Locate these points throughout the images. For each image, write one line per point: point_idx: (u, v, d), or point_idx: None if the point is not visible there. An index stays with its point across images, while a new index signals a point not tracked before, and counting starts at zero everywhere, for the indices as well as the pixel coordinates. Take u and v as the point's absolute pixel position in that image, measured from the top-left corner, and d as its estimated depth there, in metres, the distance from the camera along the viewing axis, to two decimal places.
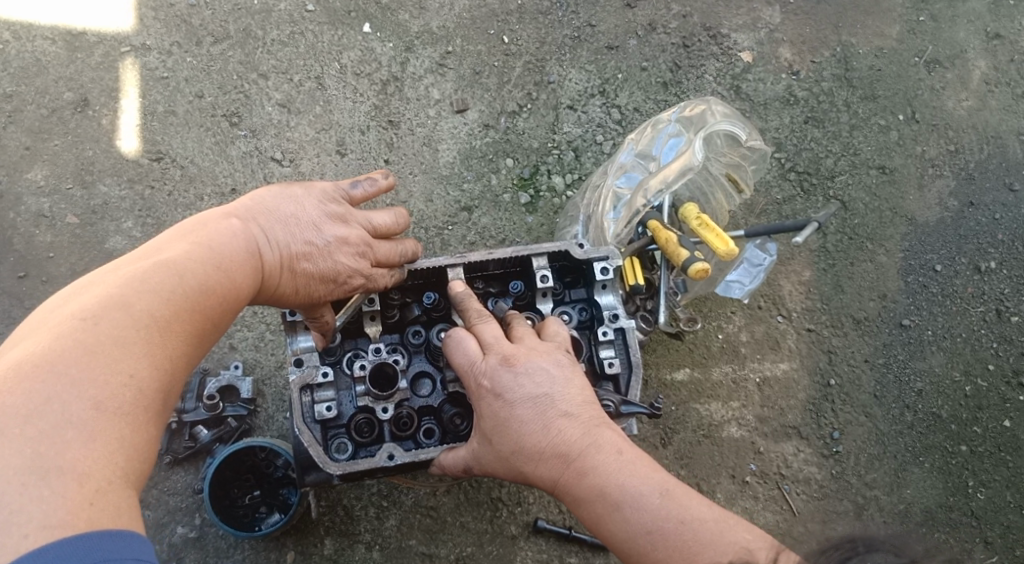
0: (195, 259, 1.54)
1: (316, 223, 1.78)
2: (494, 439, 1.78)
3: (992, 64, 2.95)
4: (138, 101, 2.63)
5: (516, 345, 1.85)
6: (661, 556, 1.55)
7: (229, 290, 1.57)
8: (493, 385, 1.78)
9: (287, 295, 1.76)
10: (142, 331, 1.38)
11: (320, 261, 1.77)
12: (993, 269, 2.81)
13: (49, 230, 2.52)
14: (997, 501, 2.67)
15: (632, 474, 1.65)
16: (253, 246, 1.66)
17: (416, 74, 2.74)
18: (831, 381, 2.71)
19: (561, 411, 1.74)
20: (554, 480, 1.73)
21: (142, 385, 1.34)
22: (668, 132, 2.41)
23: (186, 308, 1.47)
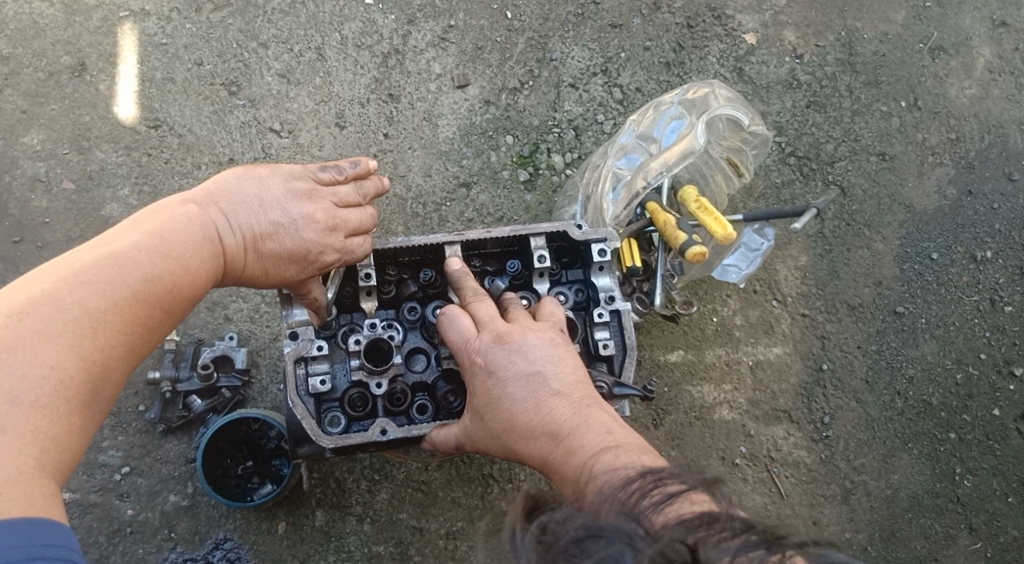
0: (144, 248, 1.51)
1: (278, 201, 1.73)
2: (486, 416, 1.79)
3: (996, 52, 2.94)
4: (136, 67, 2.60)
5: (509, 325, 1.85)
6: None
7: (180, 278, 1.54)
8: (486, 362, 1.80)
9: (256, 276, 1.73)
10: (75, 324, 1.37)
11: (287, 239, 1.73)
12: (989, 258, 2.82)
13: (45, 195, 2.51)
14: (983, 488, 2.71)
15: (617, 452, 1.60)
16: (210, 232, 1.62)
17: (418, 47, 2.72)
18: (823, 366, 2.72)
19: (552, 389, 1.74)
20: (544, 460, 1.70)
21: (64, 377, 1.33)
22: (670, 114, 2.39)
23: (126, 299, 1.44)
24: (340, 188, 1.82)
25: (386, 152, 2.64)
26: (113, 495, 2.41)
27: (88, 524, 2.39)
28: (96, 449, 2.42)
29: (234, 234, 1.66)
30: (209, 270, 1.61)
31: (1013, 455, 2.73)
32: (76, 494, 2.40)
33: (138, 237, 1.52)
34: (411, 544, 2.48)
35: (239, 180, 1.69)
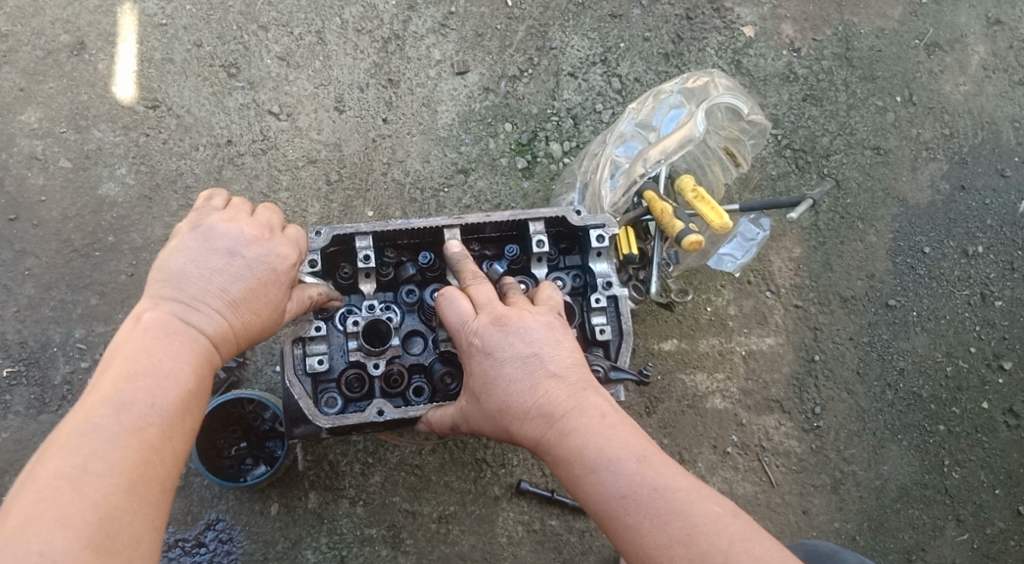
0: (123, 381, 1.44)
1: (218, 257, 1.65)
2: (482, 396, 1.80)
3: (991, 50, 2.97)
4: (135, 47, 2.60)
5: (506, 309, 1.85)
6: (634, 521, 1.53)
7: (169, 390, 1.47)
8: (483, 343, 1.81)
9: (246, 332, 1.65)
10: (81, 481, 1.30)
11: (247, 281, 1.65)
12: (981, 253, 2.85)
13: (42, 173, 2.51)
14: (971, 480, 2.74)
15: (611, 440, 1.64)
16: (178, 326, 1.56)
17: (418, 33, 2.72)
18: (815, 357, 2.74)
19: (550, 371, 1.76)
20: (537, 439, 1.73)
21: (66, 547, 1.23)
22: (669, 103, 2.41)
23: (124, 438, 1.37)
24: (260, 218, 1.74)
25: (384, 137, 2.64)
26: None
27: None
28: None
29: (197, 310, 1.59)
30: (195, 356, 1.54)
31: (1001, 448, 2.77)
32: None
33: (112, 375, 1.45)
34: (403, 528, 2.48)
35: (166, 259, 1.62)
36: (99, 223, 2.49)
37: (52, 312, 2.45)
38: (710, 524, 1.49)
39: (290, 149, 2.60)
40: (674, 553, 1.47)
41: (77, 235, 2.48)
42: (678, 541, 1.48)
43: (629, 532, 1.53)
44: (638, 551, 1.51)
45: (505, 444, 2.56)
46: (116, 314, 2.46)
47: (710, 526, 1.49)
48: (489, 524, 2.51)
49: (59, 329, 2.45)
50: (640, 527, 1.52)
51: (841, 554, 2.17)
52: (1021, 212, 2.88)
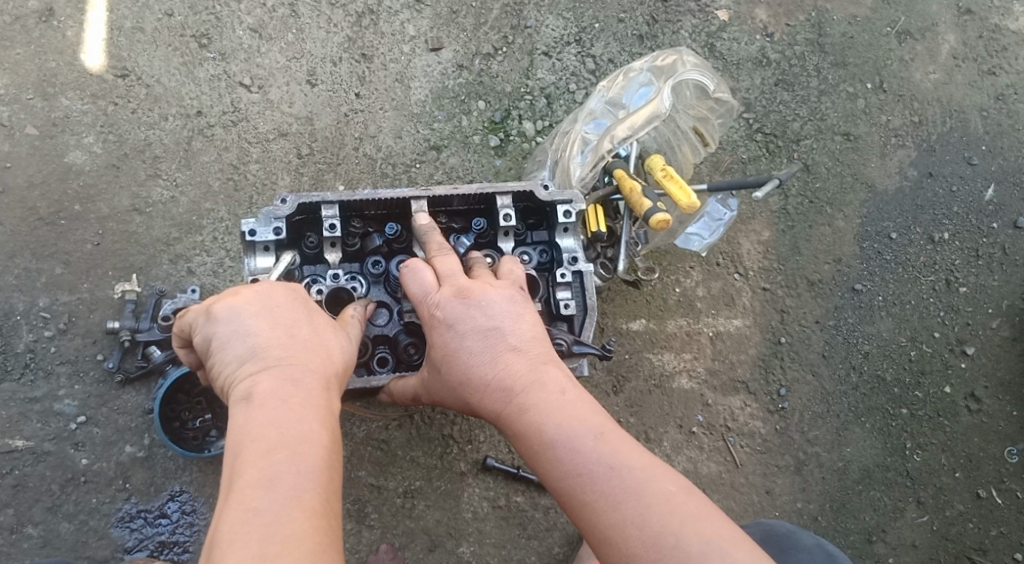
0: (269, 455, 1.39)
1: (262, 321, 1.61)
2: (444, 369, 1.80)
3: (961, 39, 3.00)
4: (105, 14, 2.58)
5: (469, 282, 1.85)
6: (590, 499, 1.53)
7: (310, 448, 1.43)
8: (444, 316, 1.81)
9: (333, 366, 1.64)
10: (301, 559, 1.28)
11: (302, 325, 1.64)
12: (946, 240, 2.88)
13: (8, 139, 2.49)
14: (932, 463, 2.78)
15: (571, 417, 1.63)
16: (285, 388, 1.52)
17: (393, 8, 2.72)
18: (782, 339, 2.77)
19: (510, 344, 1.76)
20: (498, 412, 1.73)
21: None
22: (640, 80, 2.45)
23: (290, 512, 1.33)
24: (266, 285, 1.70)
25: (357, 112, 2.64)
26: (68, 443, 2.39)
27: (41, 472, 2.38)
28: (52, 397, 2.41)
29: (291, 366, 1.56)
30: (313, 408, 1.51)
31: (962, 432, 2.80)
32: (30, 442, 2.39)
33: (251, 459, 1.39)
34: (368, 502, 2.49)
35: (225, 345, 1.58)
36: (66, 191, 2.49)
37: (16, 280, 2.44)
38: (664, 504, 1.48)
39: (261, 122, 2.59)
40: (628, 534, 1.47)
41: (43, 204, 2.48)
42: (632, 521, 1.48)
43: (586, 509, 1.53)
44: (594, 529, 1.52)
45: (472, 420, 2.56)
46: (80, 284, 2.46)
47: (665, 505, 1.48)
48: (453, 499, 2.52)
49: (22, 298, 2.44)
50: (597, 505, 1.52)
51: (796, 537, 2.17)
52: (987, 200, 2.92)
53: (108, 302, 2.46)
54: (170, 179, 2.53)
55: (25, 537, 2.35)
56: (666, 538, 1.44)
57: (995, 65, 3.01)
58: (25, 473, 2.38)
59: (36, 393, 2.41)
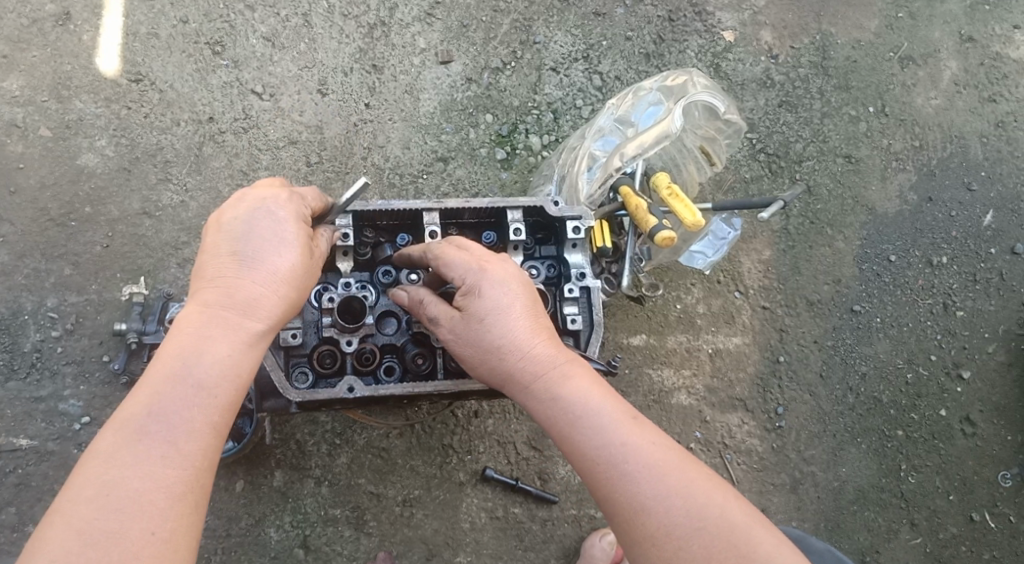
0: (151, 404, 1.47)
1: (213, 248, 1.62)
2: (480, 322, 1.73)
3: (962, 66, 3.04)
4: (121, 20, 2.62)
5: (500, 257, 1.82)
6: (631, 470, 1.56)
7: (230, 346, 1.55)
8: (492, 274, 1.75)
9: (287, 284, 1.63)
10: (113, 536, 1.36)
11: (263, 245, 1.62)
12: (944, 264, 2.92)
13: (22, 140, 2.52)
14: (927, 485, 2.80)
15: (610, 397, 1.67)
16: (222, 310, 1.57)
17: (404, 21, 2.76)
18: (780, 358, 2.80)
19: (545, 322, 1.76)
20: (535, 373, 1.70)
21: (152, 480, 1.42)
22: (648, 100, 2.49)
23: (197, 398, 1.50)
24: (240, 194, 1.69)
25: (366, 122, 2.67)
26: (71, 444, 2.40)
27: (44, 472, 2.39)
28: (57, 397, 2.42)
29: (223, 302, 1.57)
30: (231, 337, 1.56)
31: (957, 455, 2.82)
32: (34, 441, 2.40)
33: (173, 347, 1.53)
34: (367, 510, 2.50)
35: (228, 225, 1.63)
36: (76, 193, 2.51)
37: (24, 280, 2.47)
38: (705, 482, 1.56)
39: (271, 129, 2.62)
40: (671, 504, 1.52)
41: (54, 205, 2.50)
42: (676, 492, 1.53)
43: (626, 479, 1.56)
44: (632, 497, 1.54)
45: (473, 430, 2.58)
46: (88, 285, 2.48)
47: (705, 483, 1.55)
48: (452, 508, 2.53)
49: (30, 297, 2.46)
50: (638, 475, 1.55)
51: (806, 540, 2.33)
52: (986, 225, 2.95)
53: (115, 304, 2.48)
54: (180, 184, 2.55)
55: (25, 536, 2.36)
56: (710, 510, 1.51)
57: (995, 92, 3.05)
58: (29, 472, 2.39)
59: (41, 393, 2.42)
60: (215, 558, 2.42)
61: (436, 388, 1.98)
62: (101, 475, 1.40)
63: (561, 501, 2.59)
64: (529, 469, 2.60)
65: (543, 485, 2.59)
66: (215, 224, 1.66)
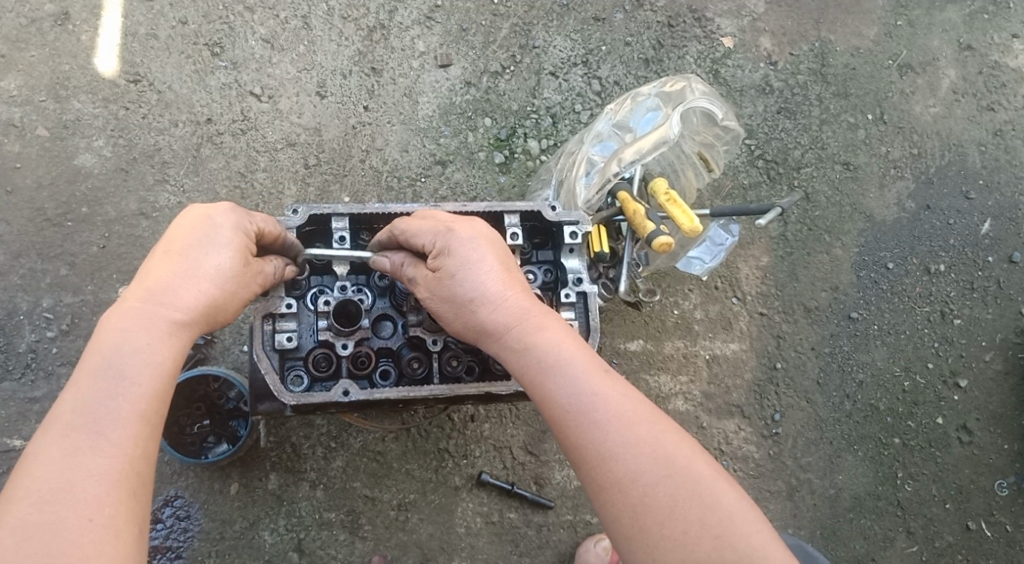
0: (79, 400, 1.47)
1: (153, 252, 1.64)
2: (450, 281, 1.73)
3: (961, 74, 3.04)
4: (120, 20, 2.62)
5: (467, 220, 1.83)
6: (601, 420, 1.54)
7: (156, 340, 1.55)
8: (460, 234, 1.76)
9: (214, 283, 1.63)
10: (47, 527, 1.35)
11: (193, 246, 1.64)
12: (942, 272, 2.92)
13: (19, 140, 2.52)
14: (923, 493, 2.79)
15: (582, 347, 1.66)
16: (149, 306, 1.57)
17: (403, 24, 2.76)
18: (777, 364, 2.79)
19: (519, 276, 1.76)
20: (507, 325, 1.68)
21: (84, 471, 1.41)
22: (646, 105, 2.49)
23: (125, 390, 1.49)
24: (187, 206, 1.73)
25: (364, 125, 2.67)
26: None
27: None
28: (51, 397, 2.41)
29: (148, 298, 1.58)
30: (158, 331, 1.56)
31: (954, 463, 2.82)
32: (28, 442, 2.39)
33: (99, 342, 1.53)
34: (362, 513, 2.49)
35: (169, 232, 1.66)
36: (73, 193, 2.51)
37: (20, 280, 2.46)
38: (672, 434, 1.54)
39: (270, 131, 2.62)
40: (639, 451, 1.51)
41: (51, 205, 2.50)
42: (644, 440, 1.52)
43: (594, 427, 1.54)
44: (600, 444, 1.52)
45: (469, 434, 2.57)
46: (84, 285, 2.47)
47: (672, 435, 1.54)
48: (447, 513, 2.52)
49: (26, 298, 2.45)
50: (607, 425, 1.54)
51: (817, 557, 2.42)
52: (983, 233, 2.95)
53: (111, 305, 2.47)
54: (177, 185, 2.55)
55: None
56: (677, 460, 1.50)
57: (994, 101, 3.05)
58: None
59: (35, 394, 2.41)
60: (209, 560, 2.42)
61: (431, 390, 1.96)
62: (31, 472, 1.40)
63: (557, 506, 2.57)
64: (525, 474, 2.58)
65: (538, 490, 2.58)
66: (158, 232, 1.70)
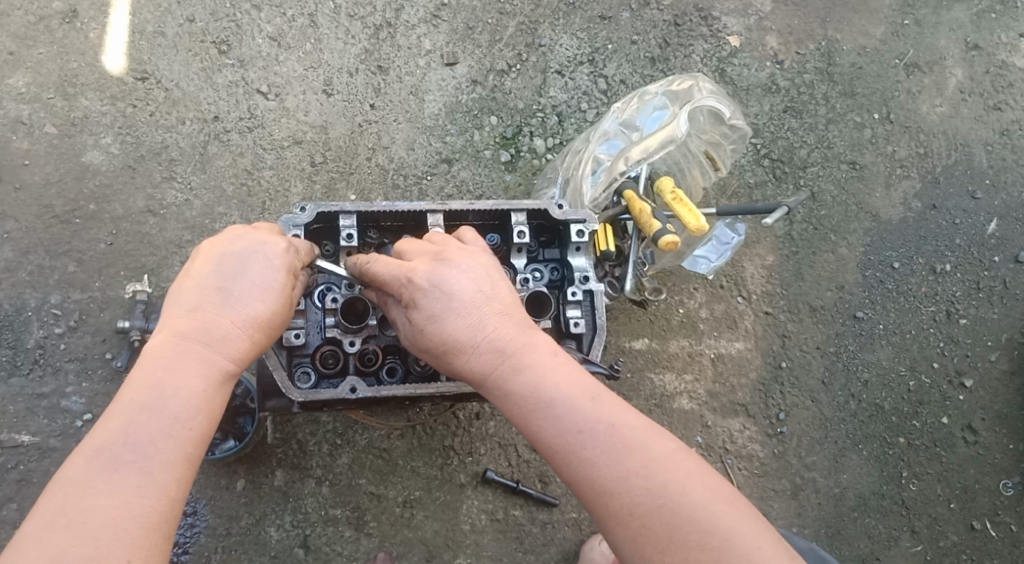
0: (125, 433, 1.48)
1: (200, 285, 1.64)
2: (424, 333, 1.72)
3: (968, 74, 3.04)
4: (128, 18, 2.63)
5: (433, 258, 1.77)
6: (590, 455, 1.55)
7: (204, 380, 1.58)
8: (422, 284, 1.71)
9: (260, 327, 1.65)
10: (89, 561, 1.35)
11: (243, 287, 1.65)
12: (948, 271, 2.91)
13: (27, 137, 2.53)
14: (928, 493, 2.79)
15: (567, 379, 1.65)
16: (197, 346, 1.59)
17: (410, 22, 2.76)
18: (783, 363, 2.79)
19: (496, 310, 1.72)
20: (487, 371, 1.69)
21: (130, 503, 1.42)
22: (653, 104, 2.49)
23: (173, 427, 1.51)
24: (238, 233, 1.72)
25: (371, 123, 2.68)
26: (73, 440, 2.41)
27: (45, 468, 2.39)
28: (59, 394, 2.43)
29: (198, 338, 1.60)
30: (206, 373, 1.59)
31: (959, 463, 2.82)
32: (36, 437, 2.40)
33: (146, 376, 1.55)
34: (368, 510, 2.50)
35: (222, 266, 1.65)
36: (81, 190, 2.52)
37: (29, 276, 2.47)
38: (665, 460, 1.54)
39: (276, 129, 2.63)
40: (632, 483, 1.51)
41: (59, 202, 2.51)
42: (636, 472, 1.52)
43: (584, 463, 1.55)
44: (594, 482, 1.53)
45: (474, 432, 2.58)
46: (92, 282, 2.48)
47: (665, 460, 1.54)
48: (452, 510, 2.53)
49: (34, 294, 2.46)
50: (597, 460, 1.55)
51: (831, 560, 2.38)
52: (989, 233, 2.95)
53: (118, 302, 2.48)
54: (184, 182, 2.56)
55: None
56: (670, 486, 1.50)
57: (1000, 100, 3.05)
58: (30, 468, 2.39)
59: (43, 390, 2.43)
60: (215, 556, 2.43)
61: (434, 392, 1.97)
62: (74, 498, 1.40)
63: (562, 504, 2.58)
64: (530, 472, 2.59)
65: (543, 488, 2.58)
66: (204, 260, 1.68)
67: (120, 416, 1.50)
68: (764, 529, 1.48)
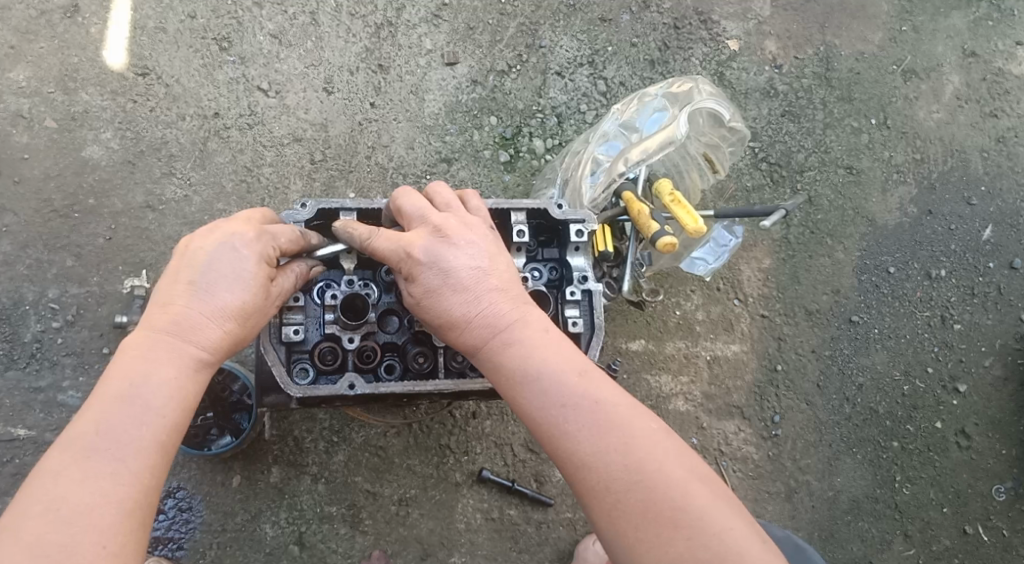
0: (100, 423, 1.49)
1: (174, 278, 1.65)
2: (420, 304, 1.73)
3: (965, 80, 3.06)
4: (129, 14, 2.63)
5: (434, 230, 1.75)
6: (572, 430, 1.56)
7: (176, 371, 1.58)
8: (421, 258, 1.71)
9: (234, 318, 1.65)
10: (65, 548, 1.37)
11: (215, 279, 1.64)
12: (943, 277, 2.93)
13: (27, 131, 2.53)
14: (921, 497, 2.81)
15: (555, 355, 1.66)
16: (170, 337, 1.60)
17: (411, 21, 2.77)
18: (778, 366, 2.81)
19: (492, 286, 1.72)
20: (478, 344, 1.70)
21: (103, 494, 1.44)
22: (653, 106, 2.50)
23: (145, 417, 1.52)
24: (213, 224, 1.72)
25: (371, 121, 2.68)
26: None
27: None
28: (56, 388, 2.42)
29: (170, 330, 1.60)
30: (179, 363, 1.59)
31: (952, 467, 2.83)
32: (32, 431, 2.40)
33: (121, 367, 1.56)
34: (363, 508, 2.50)
35: (192, 259, 1.65)
36: (80, 185, 2.52)
37: (27, 270, 2.47)
38: (645, 438, 1.55)
39: (276, 126, 2.63)
40: (611, 459, 1.52)
41: (58, 196, 2.51)
42: (615, 448, 1.53)
43: (566, 438, 1.56)
44: (574, 457, 1.55)
45: (470, 431, 2.59)
46: (90, 276, 2.48)
47: (645, 439, 1.54)
48: (448, 509, 2.54)
49: (32, 288, 2.46)
50: (578, 435, 1.55)
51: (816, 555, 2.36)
52: (984, 240, 2.97)
53: (117, 296, 2.48)
54: (183, 178, 2.56)
55: None
56: (648, 465, 1.51)
57: (996, 107, 3.07)
58: (26, 462, 2.39)
59: (40, 383, 2.42)
60: (210, 552, 2.42)
61: (433, 387, 1.97)
62: (47, 489, 1.42)
63: (556, 504, 2.59)
64: (526, 471, 2.60)
65: (539, 488, 2.59)
66: (180, 255, 1.68)
67: (93, 408, 1.51)
68: (736, 512, 1.50)
